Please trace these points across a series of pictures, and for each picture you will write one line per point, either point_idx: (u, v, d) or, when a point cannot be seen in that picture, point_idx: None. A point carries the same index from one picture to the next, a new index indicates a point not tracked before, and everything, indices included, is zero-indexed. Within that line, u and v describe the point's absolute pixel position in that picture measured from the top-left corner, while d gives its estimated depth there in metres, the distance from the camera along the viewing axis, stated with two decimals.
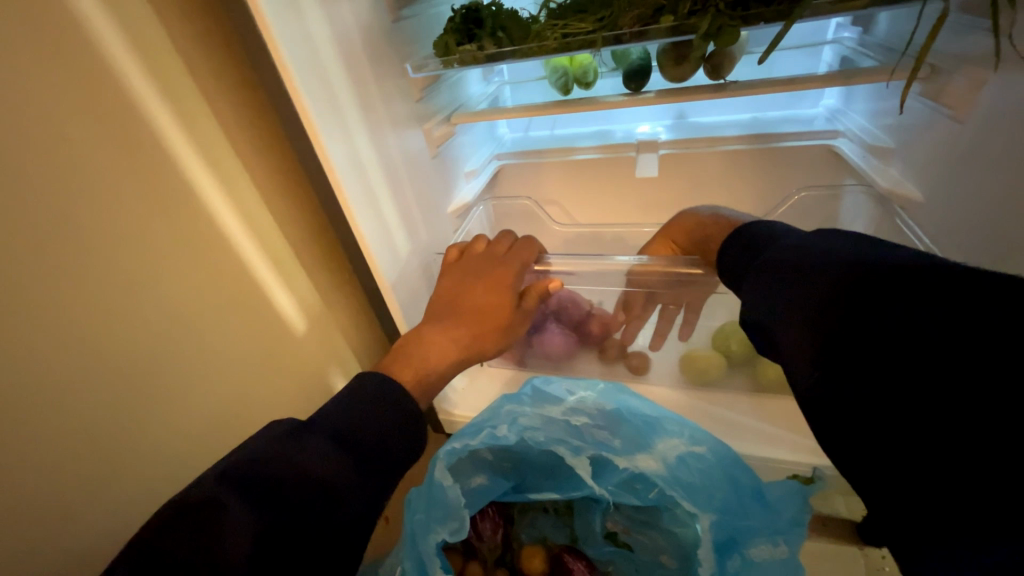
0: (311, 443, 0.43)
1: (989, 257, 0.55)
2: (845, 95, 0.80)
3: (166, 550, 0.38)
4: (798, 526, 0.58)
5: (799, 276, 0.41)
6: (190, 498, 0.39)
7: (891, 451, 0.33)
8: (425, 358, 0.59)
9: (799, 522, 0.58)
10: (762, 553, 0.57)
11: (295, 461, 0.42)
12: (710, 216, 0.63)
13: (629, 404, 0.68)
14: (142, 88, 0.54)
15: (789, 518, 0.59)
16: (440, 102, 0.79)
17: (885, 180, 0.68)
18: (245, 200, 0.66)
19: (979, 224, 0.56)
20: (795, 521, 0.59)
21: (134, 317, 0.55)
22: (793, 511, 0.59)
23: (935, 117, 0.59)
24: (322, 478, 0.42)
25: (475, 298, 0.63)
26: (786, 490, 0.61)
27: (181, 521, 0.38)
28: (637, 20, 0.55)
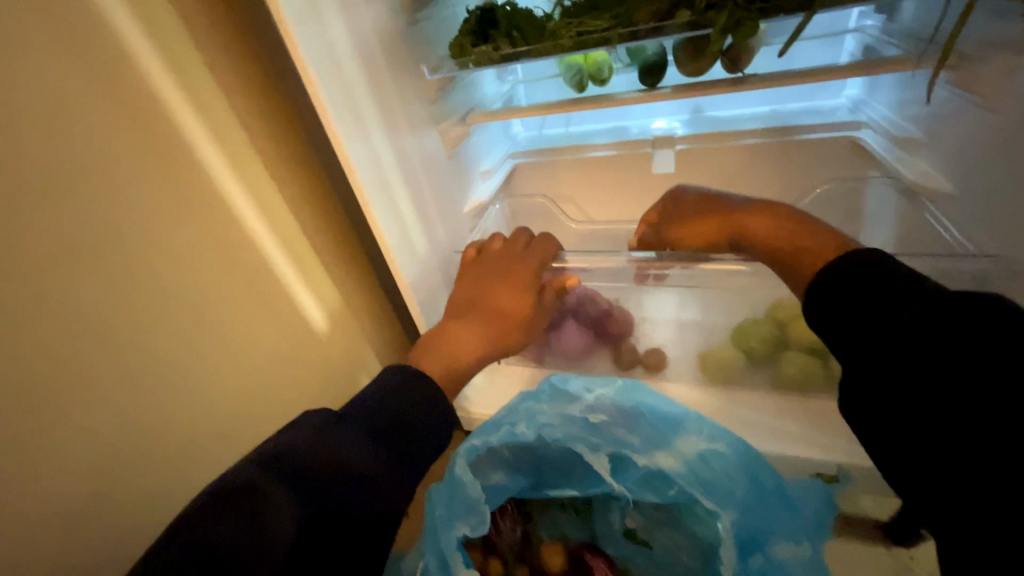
0: (345, 433, 0.45)
1: (1019, 250, 0.54)
2: (869, 85, 0.78)
3: (203, 533, 0.38)
4: (821, 526, 0.59)
5: (839, 290, 0.45)
6: (230, 484, 0.40)
7: (914, 447, 0.38)
8: (450, 353, 0.59)
9: (822, 522, 0.59)
10: (784, 551, 0.57)
11: (330, 450, 0.43)
12: (759, 203, 0.58)
13: (647, 401, 0.68)
14: (171, 96, 0.56)
15: (812, 516, 0.59)
16: (456, 102, 0.79)
17: (913, 174, 0.67)
18: (268, 203, 0.68)
19: (1011, 219, 0.55)
20: (817, 519, 0.59)
21: (165, 317, 0.58)
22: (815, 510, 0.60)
23: (963, 105, 0.58)
24: (356, 467, 0.43)
25: (498, 295, 0.64)
26: None
27: (220, 505, 0.40)
28: (654, 16, 0.54)
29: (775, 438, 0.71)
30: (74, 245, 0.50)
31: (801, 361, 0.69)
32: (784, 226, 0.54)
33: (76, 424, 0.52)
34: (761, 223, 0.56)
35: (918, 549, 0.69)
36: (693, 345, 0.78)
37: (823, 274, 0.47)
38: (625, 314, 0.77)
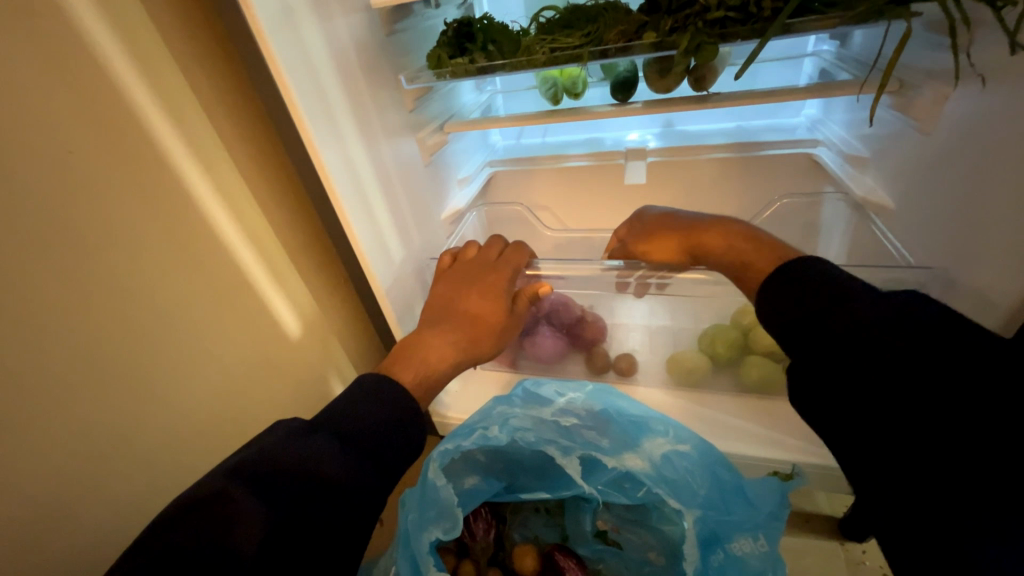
0: (317, 441, 0.45)
1: (951, 262, 0.58)
2: (825, 106, 0.84)
3: (174, 546, 0.38)
4: (776, 520, 0.60)
5: (817, 298, 0.45)
6: (202, 493, 0.40)
7: (901, 453, 0.38)
8: (425, 361, 0.60)
9: (777, 516, 0.60)
10: (744, 547, 0.58)
11: (303, 460, 0.43)
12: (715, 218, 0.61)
13: (617, 404, 0.70)
14: (142, 99, 0.55)
15: (769, 512, 0.60)
16: (433, 111, 0.81)
17: (860, 188, 0.71)
18: (240, 207, 0.67)
19: (944, 231, 0.58)
20: (774, 515, 0.60)
21: (132, 322, 0.56)
22: (773, 506, 0.61)
23: (904, 129, 0.62)
24: (329, 475, 0.43)
25: (471, 304, 0.65)
26: (764, 485, 0.62)
27: (193, 517, 0.39)
28: (621, 36, 0.57)
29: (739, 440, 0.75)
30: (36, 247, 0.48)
31: (762, 366, 0.73)
32: (739, 245, 0.57)
33: (35, 436, 0.49)
34: (714, 238, 0.59)
35: (870, 542, 0.73)
36: (662, 351, 0.80)
37: (791, 277, 0.48)
38: (598, 320, 0.80)
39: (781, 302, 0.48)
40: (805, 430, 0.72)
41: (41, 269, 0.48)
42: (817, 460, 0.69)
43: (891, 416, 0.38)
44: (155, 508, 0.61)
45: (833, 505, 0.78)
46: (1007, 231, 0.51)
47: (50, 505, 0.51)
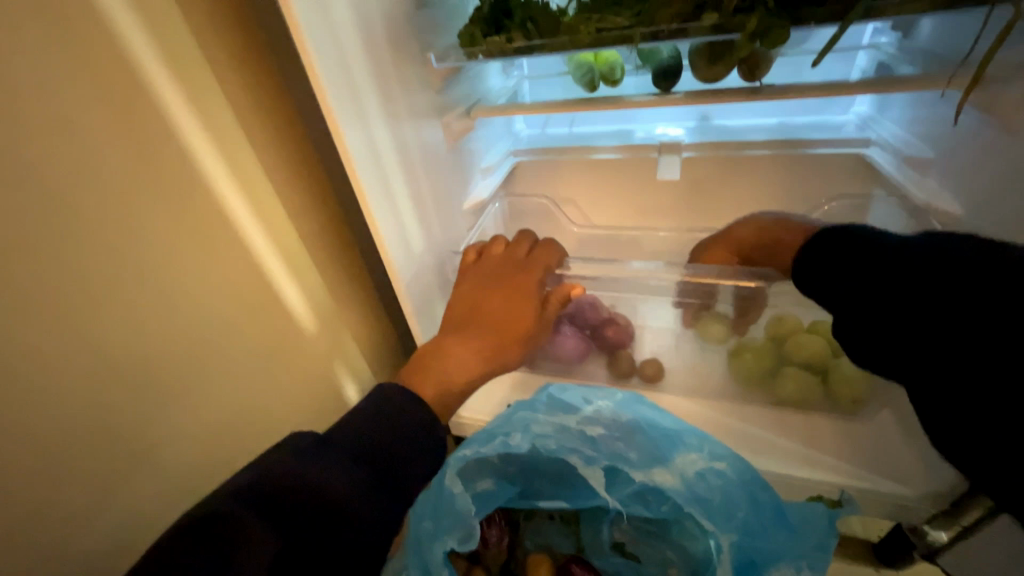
0: (332, 460, 0.42)
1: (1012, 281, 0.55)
2: (878, 102, 0.78)
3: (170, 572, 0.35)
4: (821, 552, 0.57)
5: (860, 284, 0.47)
6: (203, 513, 0.37)
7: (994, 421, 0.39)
8: (445, 371, 0.56)
9: (822, 547, 0.57)
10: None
11: (317, 481, 0.40)
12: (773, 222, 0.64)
13: (648, 415, 0.65)
14: (154, 68, 0.51)
15: (814, 543, 0.57)
16: (459, 94, 0.76)
17: (922, 193, 0.65)
18: (257, 191, 0.63)
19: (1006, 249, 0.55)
20: (819, 546, 0.57)
21: (137, 314, 0.52)
22: (819, 536, 0.58)
23: (982, 129, 0.57)
24: (344, 498, 0.41)
25: (498, 311, 0.61)
26: (810, 512, 0.59)
27: (189, 540, 0.36)
28: (676, 16, 0.52)
29: (772, 456, 0.71)
30: (31, 230, 0.44)
31: (800, 380, 0.69)
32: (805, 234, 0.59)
33: (30, 434, 0.45)
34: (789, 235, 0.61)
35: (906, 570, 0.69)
36: (691, 357, 0.77)
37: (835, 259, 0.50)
38: (624, 322, 0.77)
39: (826, 278, 0.50)
40: (847, 450, 0.67)
41: (38, 253, 0.44)
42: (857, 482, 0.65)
43: (969, 380, 0.40)
44: (161, 507, 0.57)
45: (867, 529, 0.74)
46: None
47: (47, 510, 0.47)
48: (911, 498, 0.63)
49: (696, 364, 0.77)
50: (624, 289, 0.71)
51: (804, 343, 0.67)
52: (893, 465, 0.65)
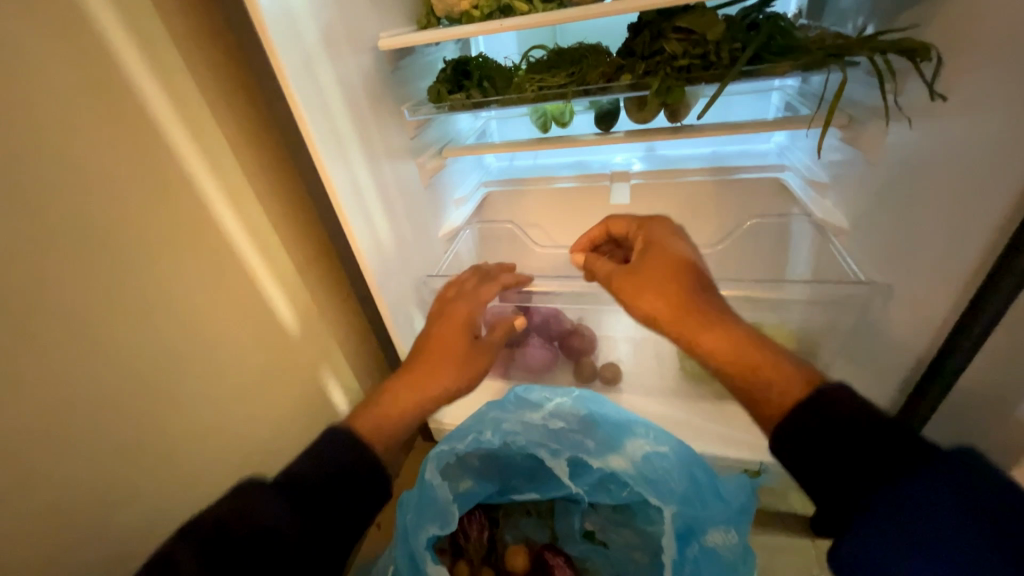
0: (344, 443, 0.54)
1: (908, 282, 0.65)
2: (791, 134, 0.92)
3: (226, 531, 0.46)
4: (747, 516, 0.68)
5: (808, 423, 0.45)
6: (248, 488, 0.49)
7: None
8: (389, 392, 0.63)
9: (747, 511, 0.68)
10: (717, 539, 0.65)
11: (333, 458, 0.53)
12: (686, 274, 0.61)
13: (603, 409, 0.75)
14: (171, 126, 0.61)
15: (739, 506, 0.68)
16: (431, 138, 0.87)
17: (819, 210, 0.79)
18: (256, 224, 0.73)
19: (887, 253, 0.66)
20: (743, 510, 0.68)
21: (149, 333, 0.60)
22: (744, 501, 0.69)
23: (855, 159, 0.70)
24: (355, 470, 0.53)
25: (442, 350, 0.67)
26: (737, 483, 0.70)
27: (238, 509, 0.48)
28: (602, 76, 0.64)
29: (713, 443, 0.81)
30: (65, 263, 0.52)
31: None
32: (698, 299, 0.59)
33: (53, 448, 0.53)
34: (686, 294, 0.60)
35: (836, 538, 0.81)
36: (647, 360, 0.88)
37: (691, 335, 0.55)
38: (588, 333, 0.87)
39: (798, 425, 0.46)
40: None
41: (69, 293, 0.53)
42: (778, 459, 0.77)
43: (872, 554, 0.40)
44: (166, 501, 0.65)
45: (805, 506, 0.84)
46: (947, 242, 0.59)
47: (65, 513, 0.55)
48: None
49: (651, 365, 0.88)
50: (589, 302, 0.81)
51: None
52: None
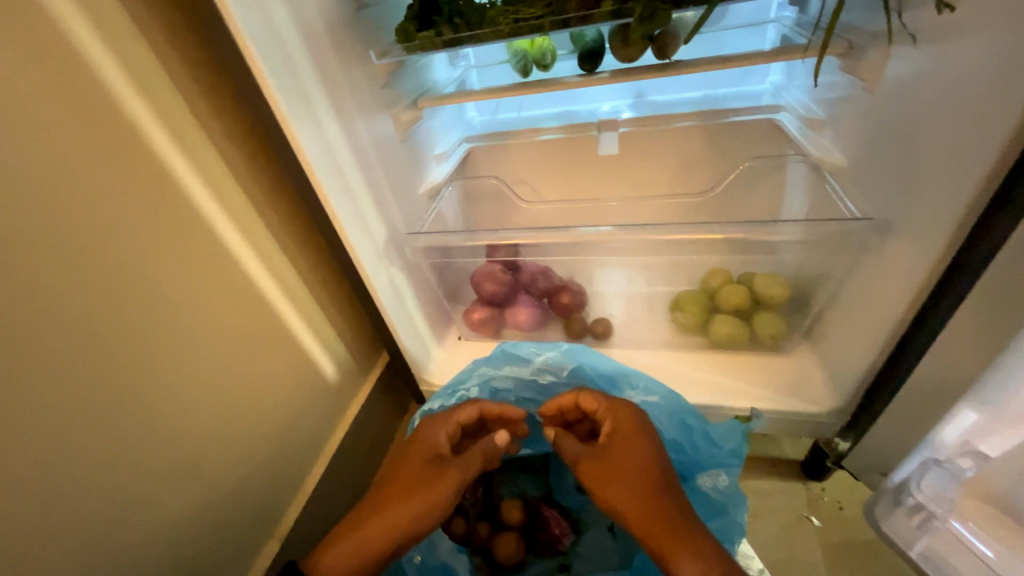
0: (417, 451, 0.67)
1: (901, 234, 0.60)
2: (787, 71, 0.87)
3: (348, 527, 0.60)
4: (736, 458, 0.65)
5: None
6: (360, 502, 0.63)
7: None
8: (350, 538, 0.59)
9: (737, 455, 0.65)
10: (705, 482, 0.66)
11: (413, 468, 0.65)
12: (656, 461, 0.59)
13: (591, 362, 0.74)
14: (113, 75, 0.55)
15: (729, 450, 0.65)
16: (406, 88, 0.81)
17: (816, 150, 0.75)
18: (222, 185, 0.68)
19: (876, 191, 0.63)
20: (734, 453, 0.65)
21: (116, 302, 0.57)
22: (736, 444, 0.65)
23: (853, 92, 0.66)
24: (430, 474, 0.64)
25: (406, 477, 0.64)
26: (728, 428, 0.66)
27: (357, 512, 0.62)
28: (581, 5, 0.60)
29: (707, 392, 0.80)
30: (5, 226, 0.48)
31: (729, 323, 0.80)
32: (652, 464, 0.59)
33: (24, 427, 0.50)
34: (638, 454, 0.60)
35: (828, 480, 0.81)
36: (639, 315, 0.88)
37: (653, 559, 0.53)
38: (579, 289, 0.87)
39: None
40: (771, 382, 0.79)
41: (19, 262, 0.49)
42: (773, 407, 0.76)
43: None
44: (153, 475, 0.63)
45: (796, 450, 0.85)
46: (940, 177, 0.54)
47: (47, 493, 0.53)
48: (818, 414, 0.74)
49: (643, 318, 0.88)
50: (580, 252, 0.80)
51: (733, 291, 0.77)
52: (804, 391, 0.77)
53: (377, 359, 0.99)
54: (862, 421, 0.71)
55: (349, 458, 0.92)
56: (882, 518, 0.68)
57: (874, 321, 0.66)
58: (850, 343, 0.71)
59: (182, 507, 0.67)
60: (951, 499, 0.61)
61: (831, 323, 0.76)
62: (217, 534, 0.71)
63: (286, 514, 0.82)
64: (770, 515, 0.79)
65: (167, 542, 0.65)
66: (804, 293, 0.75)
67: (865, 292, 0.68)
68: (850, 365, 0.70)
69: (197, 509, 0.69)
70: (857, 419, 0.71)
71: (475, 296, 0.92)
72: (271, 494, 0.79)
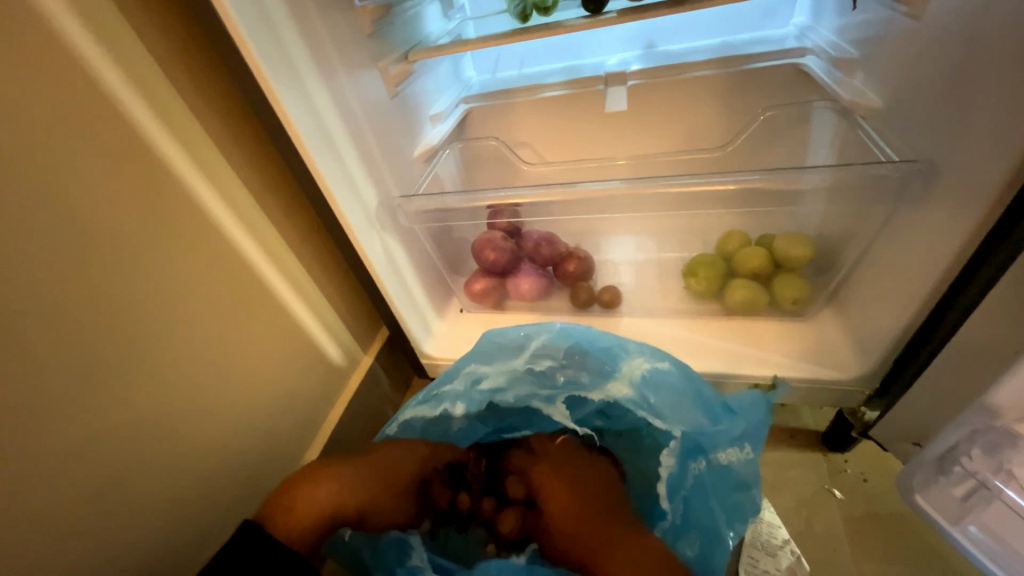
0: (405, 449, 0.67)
1: (952, 180, 0.53)
2: (815, 10, 0.79)
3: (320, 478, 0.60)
4: (759, 430, 0.63)
5: None
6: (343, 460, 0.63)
7: None
8: (319, 488, 0.59)
9: (760, 426, 0.62)
10: (728, 456, 0.61)
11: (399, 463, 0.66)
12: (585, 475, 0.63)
13: (587, 334, 0.70)
14: (62, 17, 0.48)
15: (754, 422, 0.63)
16: (395, 39, 0.75)
17: (847, 93, 0.68)
18: (199, 148, 0.61)
19: (920, 134, 0.56)
20: (757, 425, 0.63)
21: (87, 275, 0.52)
22: (758, 415, 0.63)
23: (892, 23, 0.59)
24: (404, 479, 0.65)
25: (387, 467, 0.65)
26: (750, 400, 0.64)
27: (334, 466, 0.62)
28: None
29: (724, 360, 0.75)
30: None
31: (747, 288, 0.75)
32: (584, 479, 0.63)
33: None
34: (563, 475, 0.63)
35: (851, 451, 0.77)
36: (648, 280, 0.84)
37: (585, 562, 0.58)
38: (586, 257, 0.82)
39: None
40: (794, 349, 0.74)
41: None
42: (797, 376, 0.71)
43: None
44: (144, 459, 0.60)
45: (818, 421, 0.80)
46: (997, 110, 0.47)
47: (24, 480, 0.49)
48: (845, 382, 0.69)
49: (653, 285, 0.84)
50: (585, 212, 0.73)
51: (752, 253, 0.73)
52: (830, 359, 0.72)
53: (375, 334, 0.96)
54: (892, 389, 0.66)
55: (349, 436, 0.89)
56: (919, 490, 0.62)
57: (911, 280, 0.60)
58: (881, 305, 0.66)
59: (177, 490, 0.63)
60: (1005, 468, 0.55)
61: (860, 285, 0.71)
62: (212, 516, 0.69)
63: None
64: (787, 489, 0.75)
65: (160, 526, 0.62)
66: (830, 252, 0.71)
67: (899, 249, 0.62)
68: (883, 329, 0.65)
69: (196, 492, 0.66)
70: (887, 385, 0.66)
71: (476, 266, 0.88)
72: (271, 473, 0.77)
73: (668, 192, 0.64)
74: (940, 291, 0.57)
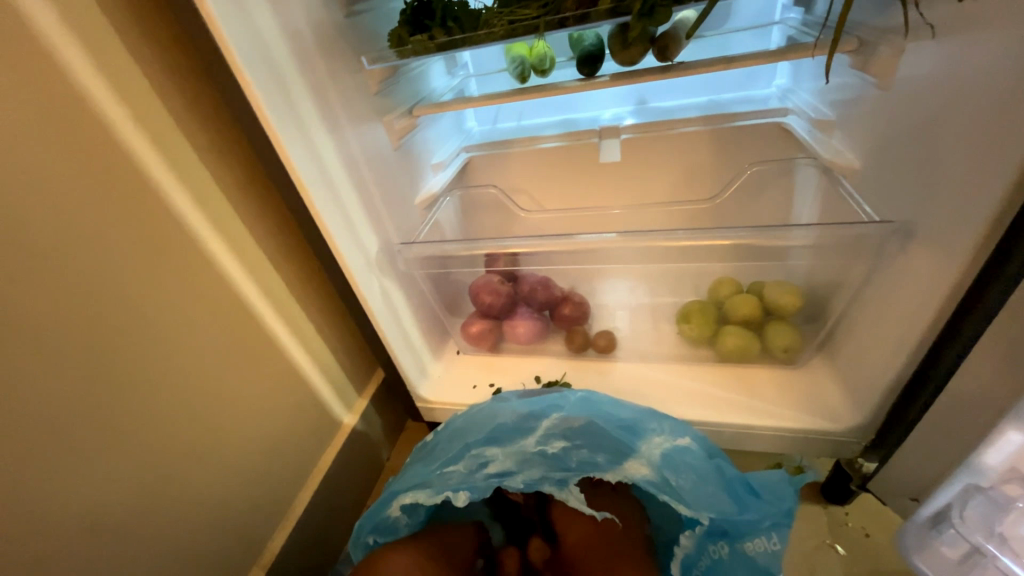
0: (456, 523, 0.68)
1: (927, 239, 0.55)
2: (794, 74, 0.85)
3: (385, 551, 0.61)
4: (788, 517, 0.59)
5: None
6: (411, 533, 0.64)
7: None
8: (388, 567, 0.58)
9: (788, 512, 0.59)
10: (755, 546, 0.59)
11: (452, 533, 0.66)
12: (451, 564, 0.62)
13: (604, 413, 0.68)
14: (89, 82, 0.52)
15: (784, 509, 0.59)
16: (400, 96, 0.80)
17: (827, 152, 0.72)
18: (206, 196, 0.64)
19: (895, 194, 0.59)
20: (787, 512, 0.59)
21: (92, 318, 0.54)
22: (787, 501, 0.60)
23: (865, 90, 0.63)
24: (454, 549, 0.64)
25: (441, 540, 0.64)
26: (772, 479, 0.62)
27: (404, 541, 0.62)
28: (577, 4, 0.61)
29: (719, 408, 0.75)
30: None
31: (738, 335, 0.76)
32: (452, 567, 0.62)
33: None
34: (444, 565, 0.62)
35: (851, 504, 0.75)
36: (643, 326, 0.85)
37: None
38: (581, 301, 0.84)
39: None
40: (787, 397, 0.74)
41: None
42: (792, 424, 0.71)
43: None
44: (131, 505, 0.59)
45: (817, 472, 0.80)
46: (959, 177, 0.50)
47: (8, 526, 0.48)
48: (838, 432, 0.69)
49: (648, 329, 0.85)
50: (580, 261, 0.74)
51: (742, 301, 0.74)
52: (825, 408, 0.72)
53: (371, 375, 0.96)
54: (889, 439, 0.66)
55: (341, 482, 0.87)
56: (915, 551, 0.58)
57: (896, 332, 0.61)
58: (869, 355, 0.67)
59: (161, 538, 0.62)
60: (997, 532, 0.52)
61: (849, 335, 0.72)
62: (194, 568, 0.66)
63: (270, 541, 0.76)
64: (788, 543, 0.73)
65: None
66: (819, 302, 0.73)
67: (885, 300, 0.64)
68: (874, 380, 0.66)
69: (181, 540, 0.64)
70: (878, 431, 0.67)
71: (473, 308, 0.89)
72: (259, 520, 0.75)
73: (659, 243, 0.67)
74: (927, 343, 0.58)
